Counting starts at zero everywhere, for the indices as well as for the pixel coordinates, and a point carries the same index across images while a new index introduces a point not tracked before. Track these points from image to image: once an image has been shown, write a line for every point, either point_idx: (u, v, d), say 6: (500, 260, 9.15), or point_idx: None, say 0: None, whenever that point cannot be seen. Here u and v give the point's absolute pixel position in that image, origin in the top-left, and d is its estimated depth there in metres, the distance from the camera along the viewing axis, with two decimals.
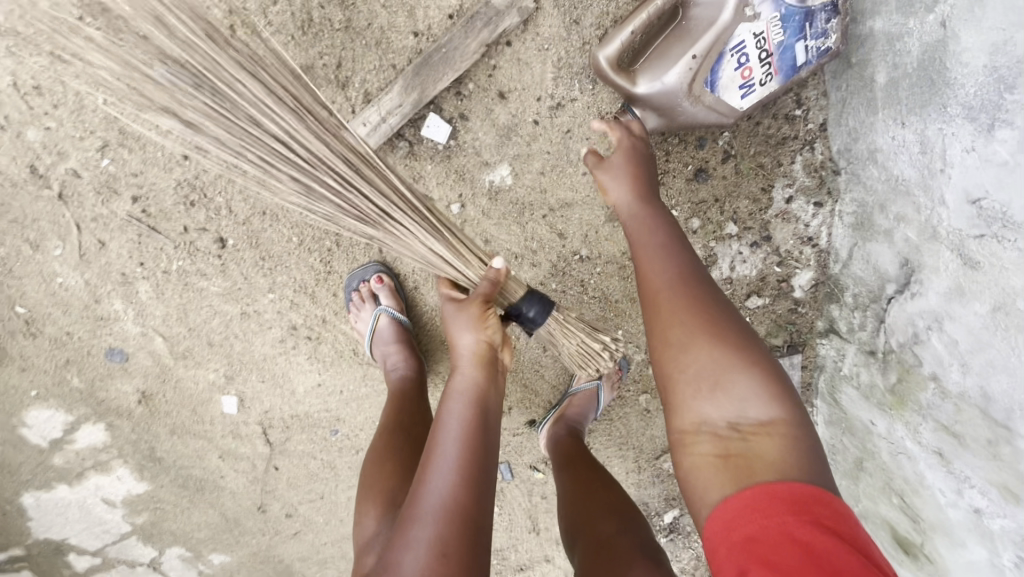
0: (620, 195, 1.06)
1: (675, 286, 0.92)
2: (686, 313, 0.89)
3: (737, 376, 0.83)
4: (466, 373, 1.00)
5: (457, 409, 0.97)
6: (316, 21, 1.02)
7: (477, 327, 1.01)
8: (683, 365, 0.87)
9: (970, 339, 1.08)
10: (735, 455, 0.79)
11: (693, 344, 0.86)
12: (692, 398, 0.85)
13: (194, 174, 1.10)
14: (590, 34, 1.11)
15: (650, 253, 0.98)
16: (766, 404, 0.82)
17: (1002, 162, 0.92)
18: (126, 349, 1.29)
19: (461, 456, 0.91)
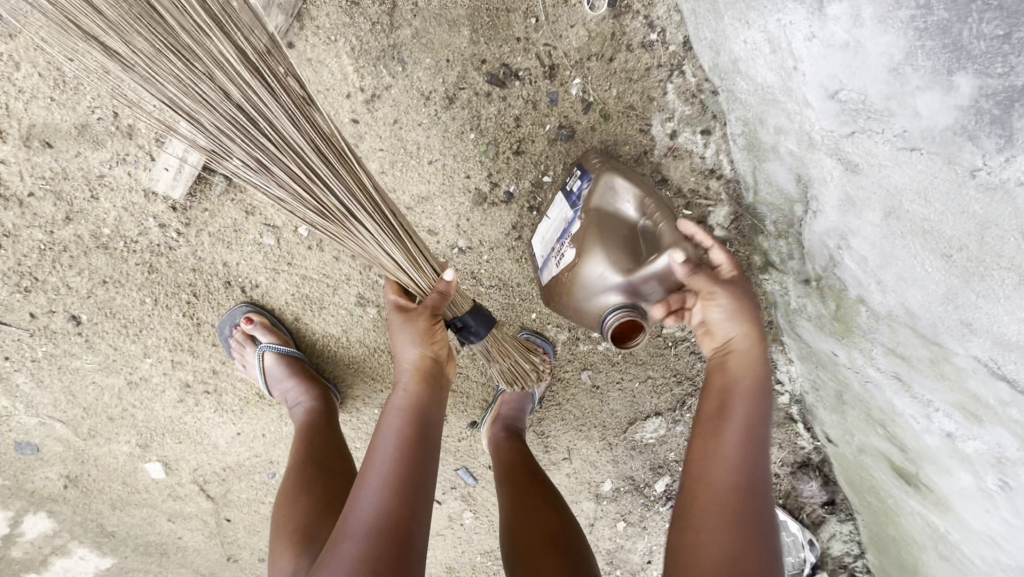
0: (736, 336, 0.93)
1: (734, 403, 0.88)
2: (746, 418, 0.86)
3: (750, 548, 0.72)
4: (407, 387, 0.94)
5: (395, 422, 0.90)
6: (71, 76, 0.93)
7: (420, 336, 0.96)
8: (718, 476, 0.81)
9: (876, 253, 0.92)
10: None
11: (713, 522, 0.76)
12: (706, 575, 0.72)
13: (15, 261, 1.05)
14: (376, 12, 1.00)
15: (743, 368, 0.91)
16: (746, 543, 0.73)
17: (843, 44, 0.75)
18: (33, 440, 1.29)
19: (396, 467, 0.84)
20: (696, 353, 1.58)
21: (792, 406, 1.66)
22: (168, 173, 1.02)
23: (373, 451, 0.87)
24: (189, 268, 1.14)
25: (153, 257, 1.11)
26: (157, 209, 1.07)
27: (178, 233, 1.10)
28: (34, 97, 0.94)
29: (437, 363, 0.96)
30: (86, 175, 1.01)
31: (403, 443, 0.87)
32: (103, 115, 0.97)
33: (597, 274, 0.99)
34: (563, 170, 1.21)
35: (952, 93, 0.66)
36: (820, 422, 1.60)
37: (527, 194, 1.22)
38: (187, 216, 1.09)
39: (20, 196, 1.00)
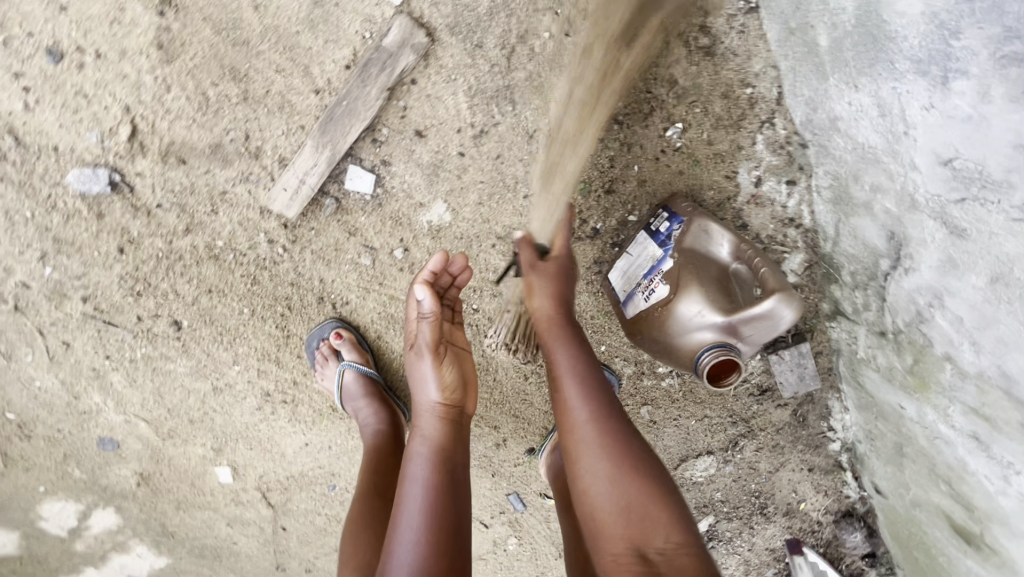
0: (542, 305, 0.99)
1: (589, 425, 0.90)
2: (598, 443, 0.88)
3: (626, 477, 0.84)
4: (429, 429, 1.00)
5: (420, 472, 0.94)
6: (214, 99, 1.00)
7: (437, 377, 1.02)
8: (597, 502, 0.85)
9: (974, 315, 0.94)
10: (638, 526, 0.80)
11: (592, 468, 0.87)
12: (603, 503, 0.84)
13: (133, 266, 1.10)
14: (496, 53, 1.05)
15: (563, 369, 0.95)
16: (624, 468, 0.85)
17: (966, 117, 0.79)
18: (115, 437, 1.33)
19: (426, 515, 0.88)
20: (755, 395, 1.59)
21: (842, 453, 1.64)
22: (286, 194, 1.08)
23: (403, 503, 0.90)
24: (287, 283, 1.19)
25: (258, 270, 1.16)
26: (269, 225, 1.12)
27: (284, 249, 1.15)
28: (177, 117, 1.00)
29: (457, 404, 1.03)
30: (210, 191, 1.06)
31: (435, 488, 0.92)
32: (235, 137, 1.03)
33: (693, 312, 0.96)
34: (648, 209, 1.24)
35: None
36: (871, 472, 1.59)
37: (613, 230, 1.26)
38: (295, 233, 1.14)
39: (149, 207, 1.06)
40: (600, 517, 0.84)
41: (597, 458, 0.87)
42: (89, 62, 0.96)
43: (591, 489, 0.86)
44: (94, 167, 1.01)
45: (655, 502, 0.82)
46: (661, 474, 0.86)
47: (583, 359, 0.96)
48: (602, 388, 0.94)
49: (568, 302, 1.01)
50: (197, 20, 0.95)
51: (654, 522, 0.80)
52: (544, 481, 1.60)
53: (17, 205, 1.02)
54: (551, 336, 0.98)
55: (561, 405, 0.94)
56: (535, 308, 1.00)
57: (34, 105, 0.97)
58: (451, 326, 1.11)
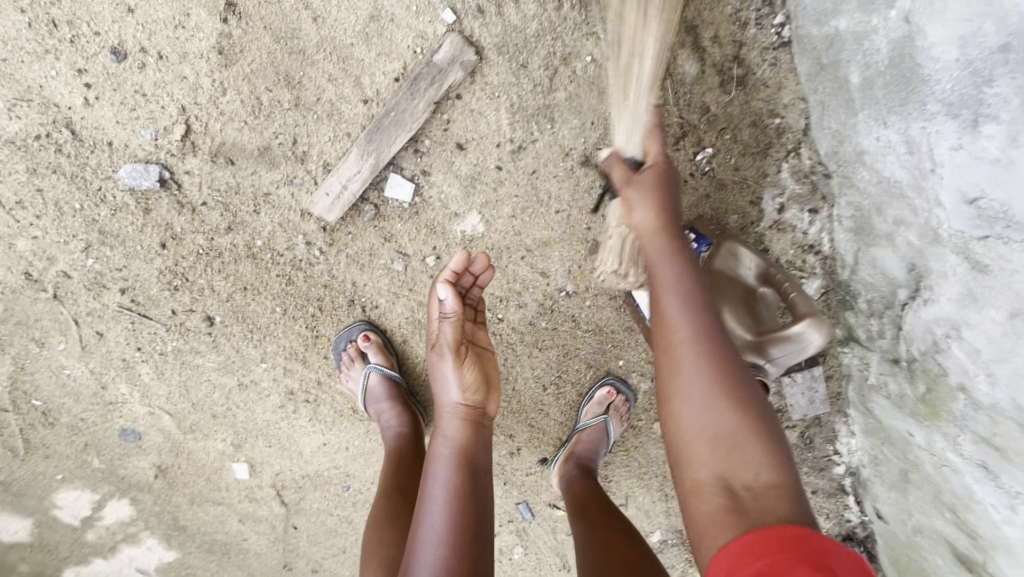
0: (644, 220, 0.90)
1: (695, 340, 0.82)
2: (693, 339, 0.83)
3: (731, 415, 0.78)
4: (452, 431, 1.01)
5: (444, 474, 0.96)
6: (267, 104, 1.03)
7: (459, 378, 1.01)
8: (685, 422, 0.80)
9: (992, 348, 0.97)
10: (733, 466, 0.75)
11: (693, 392, 0.80)
12: (694, 430, 0.79)
13: (173, 261, 1.13)
14: (540, 74, 1.07)
15: (664, 278, 0.87)
16: (732, 398, 0.79)
17: (993, 159, 0.82)
18: (137, 428, 1.34)
19: (447, 519, 0.89)
20: None
21: (845, 477, 1.66)
22: (327, 199, 1.10)
23: (424, 504, 0.92)
24: (320, 285, 1.21)
25: (293, 271, 1.18)
26: (308, 228, 1.15)
27: (320, 251, 1.17)
28: (230, 119, 1.03)
29: (478, 405, 1.03)
30: (254, 191, 1.09)
31: (457, 492, 0.93)
32: (283, 141, 1.06)
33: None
34: None
35: None
36: (873, 497, 1.60)
37: None
38: (332, 236, 1.17)
39: (194, 205, 1.08)
40: (687, 431, 0.80)
41: (693, 368, 0.81)
42: (151, 63, 0.99)
43: (681, 405, 0.81)
44: (145, 164, 1.04)
45: (750, 435, 0.76)
46: (764, 409, 0.80)
47: (690, 275, 0.88)
48: (704, 292, 0.88)
49: (671, 210, 0.90)
50: (258, 28, 0.99)
51: (746, 454, 0.75)
52: (554, 491, 1.61)
53: (67, 196, 1.05)
54: (652, 246, 0.90)
55: (654, 302, 0.88)
56: (636, 223, 0.90)
57: (93, 100, 1.00)
58: (472, 326, 1.11)
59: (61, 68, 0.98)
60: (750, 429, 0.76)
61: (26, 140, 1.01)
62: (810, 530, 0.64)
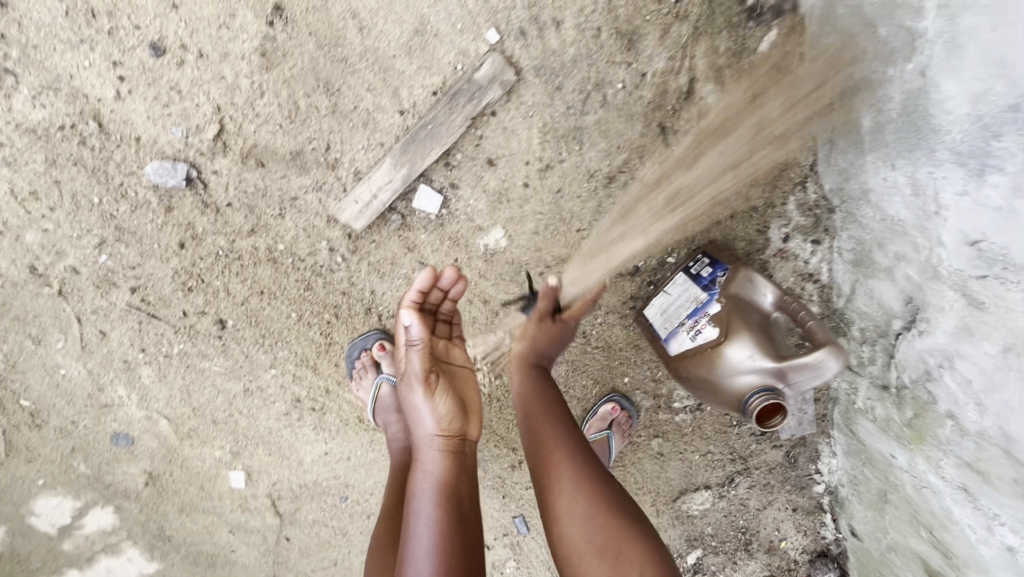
0: (524, 348, 1.16)
1: (566, 451, 0.99)
2: (582, 483, 0.94)
3: (613, 531, 0.87)
4: (433, 464, 1.01)
5: (427, 513, 0.95)
6: (304, 109, 1.02)
7: (431, 407, 1.01)
8: (570, 536, 0.90)
9: (983, 379, 1.03)
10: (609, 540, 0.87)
11: (566, 496, 0.93)
12: (563, 487, 0.95)
13: (191, 262, 1.10)
14: (573, 97, 1.12)
15: (545, 417, 1.04)
16: (598, 493, 0.94)
17: (996, 207, 0.89)
18: (131, 433, 1.28)
19: (435, 563, 0.88)
20: (755, 434, 1.68)
21: (825, 495, 1.72)
22: (356, 206, 1.10)
23: (406, 552, 0.91)
24: (339, 291, 1.19)
25: (312, 276, 1.17)
26: (333, 234, 1.13)
27: (342, 258, 1.16)
28: (265, 121, 1.02)
29: (459, 432, 1.02)
30: (282, 195, 1.08)
31: (441, 527, 0.93)
32: (317, 146, 1.05)
33: (745, 356, 1.04)
34: (686, 254, 1.32)
35: None
36: (848, 516, 1.67)
37: (651, 270, 1.34)
38: (356, 244, 1.15)
39: (219, 205, 1.06)
40: (571, 544, 0.90)
41: (576, 504, 0.92)
42: (190, 60, 0.97)
43: (565, 525, 0.91)
44: (173, 162, 1.01)
45: (626, 541, 0.87)
46: (635, 514, 0.92)
47: (552, 390, 1.10)
48: (576, 436, 1.02)
49: (547, 301, 1.16)
50: (302, 34, 0.98)
51: (630, 555, 0.86)
52: None
53: (85, 190, 1.01)
54: (528, 373, 1.13)
55: (545, 446, 1.00)
56: (515, 349, 1.17)
57: (124, 94, 0.97)
58: (445, 344, 1.13)
59: (93, 58, 0.95)
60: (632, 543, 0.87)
61: (48, 129, 0.97)
62: None
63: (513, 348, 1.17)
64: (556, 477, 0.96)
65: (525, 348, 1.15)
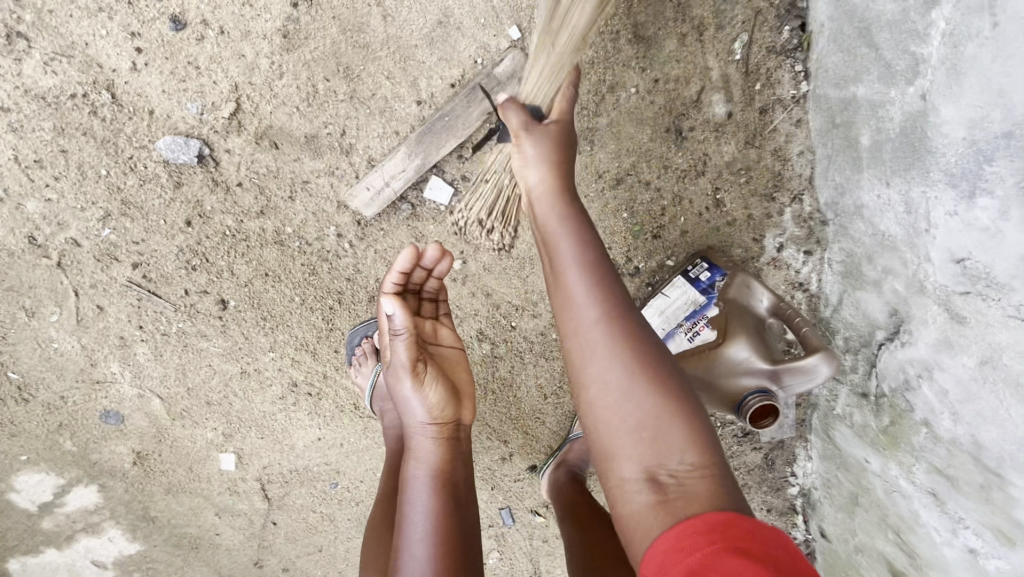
0: (537, 175, 0.86)
1: (589, 271, 0.80)
2: (611, 339, 0.75)
3: (663, 419, 0.70)
4: (428, 451, 1.02)
5: (421, 503, 0.97)
6: (322, 93, 1.02)
7: (422, 399, 1.01)
8: (610, 414, 0.73)
9: (960, 389, 1.10)
10: (653, 433, 0.70)
11: (595, 358, 0.75)
12: (595, 366, 0.75)
13: (196, 240, 1.08)
14: None
15: (568, 263, 0.81)
16: (653, 382, 0.72)
17: (983, 228, 0.95)
18: (121, 410, 1.26)
19: (431, 553, 0.91)
20: (737, 436, 1.74)
21: (798, 497, 1.79)
22: (367, 193, 1.10)
23: (402, 538, 0.94)
24: (344, 277, 1.19)
25: (318, 261, 1.16)
26: (341, 219, 1.13)
27: (349, 244, 1.16)
28: (282, 103, 1.01)
29: (453, 419, 1.03)
30: (293, 178, 1.07)
31: (435, 515, 0.95)
32: (332, 131, 1.05)
33: (742, 358, 1.08)
34: (684, 257, 1.37)
35: None
36: (820, 517, 1.74)
37: (651, 271, 1.38)
38: (363, 230, 1.15)
39: (228, 184, 1.05)
40: (611, 424, 0.73)
41: (609, 357, 0.75)
42: (210, 36, 0.96)
43: (595, 397, 0.74)
44: (186, 138, 1.00)
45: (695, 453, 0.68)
46: (698, 402, 0.73)
47: (588, 235, 0.83)
48: (613, 280, 0.80)
49: (566, 168, 0.87)
50: (326, 18, 0.98)
51: (669, 438, 0.69)
52: (537, 498, 1.65)
53: (93, 161, 0.99)
54: (550, 223, 0.84)
55: (562, 301, 0.81)
56: (528, 182, 0.87)
57: (140, 66, 0.96)
58: (432, 325, 1.12)
59: (111, 27, 0.93)
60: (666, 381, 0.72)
61: (59, 97, 0.95)
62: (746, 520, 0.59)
63: (524, 179, 0.88)
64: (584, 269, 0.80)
65: (541, 181, 0.86)
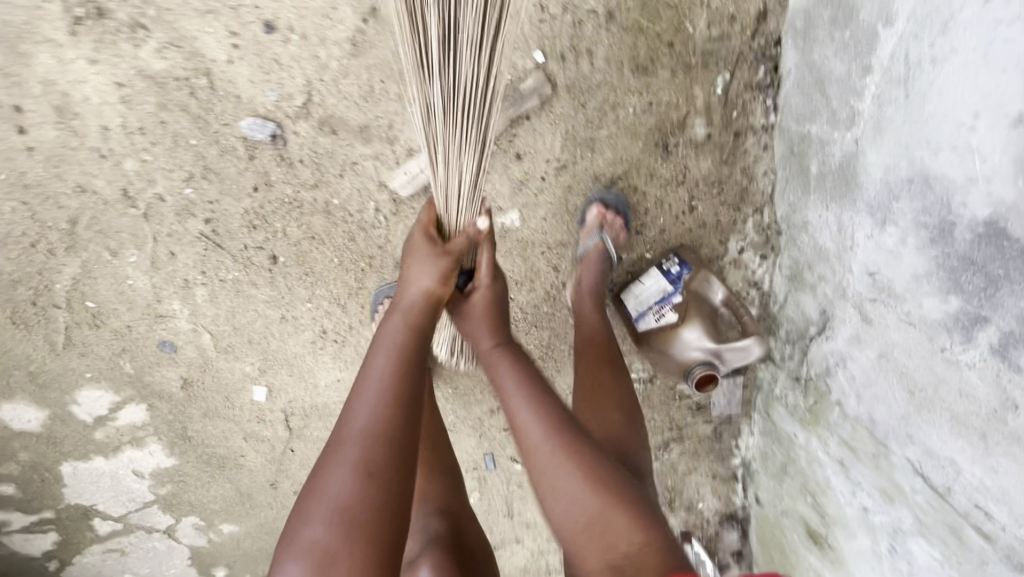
0: (425, 283, 1.07)
1: (546, 436, 1.02)
2: (554, 443, 1.01)
3: (612, 532, 0.95)
4: (409, 308, 1.07)
5: (381, 361, 1.00)
6: (377, 91, 1.22)
7: (427, 270, 1.08)
8: (567, 516, 0.98)
9: (863, 375, 1.39)
10: (614, 539, 0.94)
11: (559, 474, 0.99)
12: (582, 546, 0.97)
13: (260, 204, 1.30)
14: (593, 113, 1.39)
15: (516, 396, 1.08)
16: (606, 483, 0.98)
17: (889, 249, 1.23)
18: (176, 341, 1.48)
19: (380, 402, 0.94)
20: (692, 409, 2.03)
21: (738, 466, 2.10)
22: (404, 177, 1.33)
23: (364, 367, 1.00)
24: (377, 245, 1.42)
25: (357, 230, 1.39)
26: (380, 197, 1.36)
27: (384, 217, 1.38)
28: (344, 98, 1.22)
29: (446, 291, 1.08)
30: (344, 159, 1.29)
31: (391, 372, 0.98)
32: (382, 124, 1.26)
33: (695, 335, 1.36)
34: (661, 251, 1.61)
35: (946, 303, 1.12)
36: (756, 486, 2.05)
37: (631, 261, 1.61)
38: (397, 207, 1.37)
39: (292, 160, 1.26)
40: (571, 528, 0.98)
41: (562, 471, 0.99)
42: (293, 40, 1.16)
43: (555, 504, 0.99)
44: (264, 120, 1.21)
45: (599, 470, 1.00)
46: (640, 500, 0.99)
47: (530, 372, 1.12)
48: (542, 388, 1.10)
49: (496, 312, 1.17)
50: (389, 32, 1.17)
51: (618, 528, 0.95)
52: (517, 446, 1.92)
53: (186, 133, 1.20)
54: (501, 372, 1.12)
55: (517, 427, 1.06)
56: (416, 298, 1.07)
57: (234, 59, 1.16)
58: None
59: (216, 27, 1.14)
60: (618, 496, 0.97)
61: (165, 78, 1.16)
62: (693, 574, 0.85)
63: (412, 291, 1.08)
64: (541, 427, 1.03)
65: (428, 290, 1.07)
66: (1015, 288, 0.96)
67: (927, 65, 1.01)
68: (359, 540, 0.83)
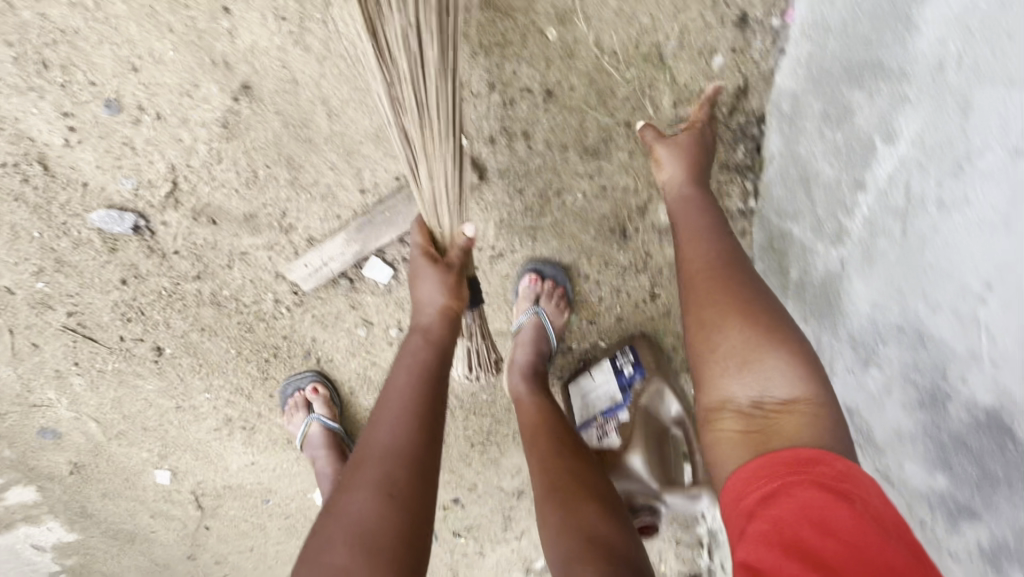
0: (433, 297, 0.91)
1: (712, 276, 0.87)
2: (725, 293, 0.84)
3: (761, 355, 0.77)
4: (418, 338, 0.92)
5: (430, 292, 0.91)
6: (262, 177, 1.05)
7: (436, 287, 0.91)
8: (723, 381, 0.79)
9: None
10: (753, 431, 0.74)
11: (722, 323, 0.82)
12: (716, 376, 0.81)
13: (131, 296, 1.13)
14: (533, 201, 1.19)
15: (693, 219, 0.95)
16: (769, 339, 0.78)
17: (870, 393, 1.02)
18: (59, 428, 1.32)
19: (408, 406, 0.85)
20: None
21: None
22: (305, 269, 1.13)
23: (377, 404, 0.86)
24: (280, 335, 1.22)
25: (254, 320, 1.19)
26: (279, 287, 1.16)
27: (286, 308, 1.19)
28: (221, 185, 1.05)
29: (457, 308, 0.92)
30: (230, 250, 1.10)
31: (414, 395, 0.86)
32: (272, 212, 1.08)
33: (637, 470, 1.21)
34: (616, 341, 1.34)
35: (933, 478, 0.92)
36: None
37: (582, 352, 1.37)
38: (301, 297, 1.18)
39: (164, 252, 1.09)
40: (713, 393, 0.80)
41: (737, 320, 0.81)
42: (147, 121, 0.99)
43: (712, 361, 0.82)
44: (120, 212, 1.05)
45: (729, 264, 0.88)
46: (815, 361, 0.77)
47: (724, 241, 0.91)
48: (723, 236, 0.92)
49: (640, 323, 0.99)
50: (268, 112, 0.99)
51: (771, 366, 0.77)
52: (463, 521, 1.71)
53: (26, 224, 1.05)
54: (688, 210, 0.96)
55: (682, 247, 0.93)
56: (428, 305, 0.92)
57: (74, 142, 1.00)
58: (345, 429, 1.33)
59: (43, 106, 0.97)
60: (754, 302, 0.82)
61: None
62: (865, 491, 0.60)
63: (424, 300, 0.92)
64: (681, 227, 0.95)
65: (436, 302, 0.91)
66: (1013, 496, 0.77)
67: (932, 207, 0.79)
68: (380, 535, 0.73)
